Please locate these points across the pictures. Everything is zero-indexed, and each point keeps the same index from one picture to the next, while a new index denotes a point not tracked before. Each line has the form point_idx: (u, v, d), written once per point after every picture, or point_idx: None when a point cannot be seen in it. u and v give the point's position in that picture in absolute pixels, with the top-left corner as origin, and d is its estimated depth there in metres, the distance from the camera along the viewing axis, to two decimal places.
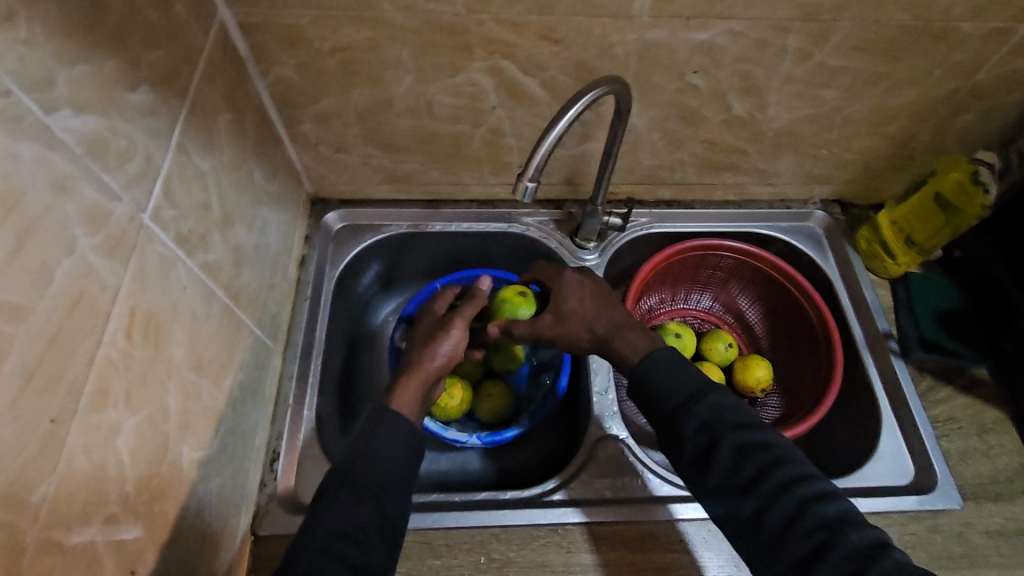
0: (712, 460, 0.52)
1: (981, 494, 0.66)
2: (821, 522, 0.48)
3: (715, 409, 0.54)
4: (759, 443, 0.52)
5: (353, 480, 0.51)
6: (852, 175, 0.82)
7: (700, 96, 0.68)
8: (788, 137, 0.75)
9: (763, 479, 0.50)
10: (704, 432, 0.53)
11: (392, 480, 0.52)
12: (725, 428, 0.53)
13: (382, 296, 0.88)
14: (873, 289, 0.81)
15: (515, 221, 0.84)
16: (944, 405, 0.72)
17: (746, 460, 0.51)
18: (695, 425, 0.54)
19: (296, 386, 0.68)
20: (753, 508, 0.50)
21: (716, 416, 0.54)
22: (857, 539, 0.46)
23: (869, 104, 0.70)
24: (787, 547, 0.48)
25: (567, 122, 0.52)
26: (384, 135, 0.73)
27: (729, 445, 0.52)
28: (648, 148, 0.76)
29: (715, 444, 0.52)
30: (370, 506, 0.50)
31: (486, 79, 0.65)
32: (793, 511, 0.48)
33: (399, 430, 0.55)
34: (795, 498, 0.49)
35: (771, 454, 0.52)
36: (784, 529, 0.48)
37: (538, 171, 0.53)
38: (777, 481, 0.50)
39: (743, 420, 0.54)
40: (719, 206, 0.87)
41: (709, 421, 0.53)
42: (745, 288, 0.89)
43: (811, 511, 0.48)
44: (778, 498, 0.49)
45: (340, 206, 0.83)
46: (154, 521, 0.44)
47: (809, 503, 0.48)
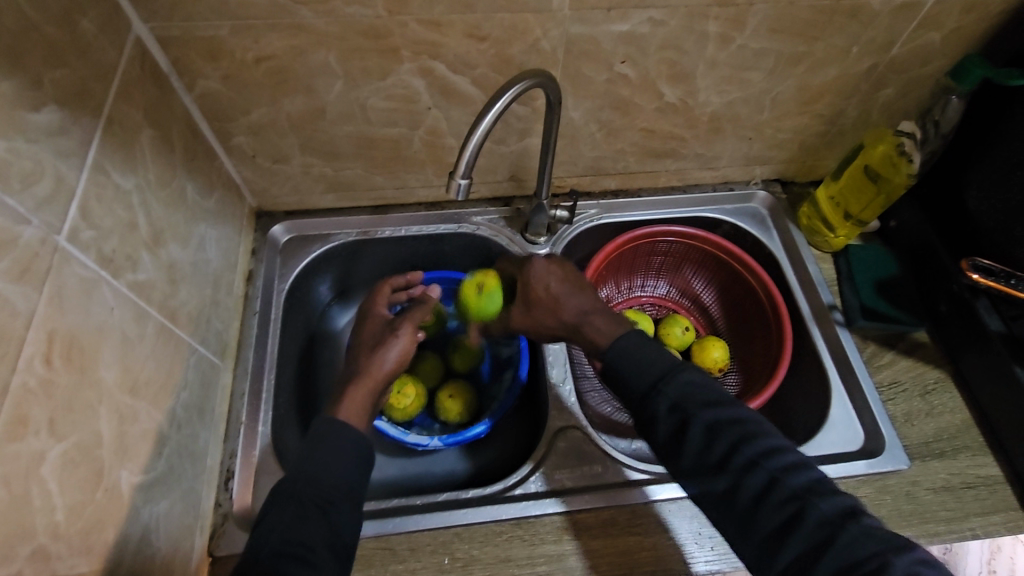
0: (685, 440, 0.54)
1: (926, 452, 0.69)
2: (790, 493, 0.49)
3: (685, 389, 0.56)
4: (729, 418, 0.54)
5: (303, 496, 0.51)
6: (788, 154, 0.85)
7: (631, 85, 0.69)
8: (721, 120, 0.77)
9: (733, 455, 0.52)
10: (677, 413, 0.55)
11: (341, 495, 0.52)
12: (696, 407, 0.54)
13: (338, 306, 0.87)
14: (816, 264, 0.83)
15: (465, 222, 0.85)
16: (888, 370, 0.75)
17: (717, 438, 0.53)
18: (667, 405, 0.55)
19: (248, 403, 0.67)
20: (727, 485, 0.51)
21: (686, 396, 0.55)
22: (825, 507, 0.48)
23: (794, 83, 0.72)
24: (761, 518, 0.49)
25: (493, 116, 0.52)
26: (322, 143, 0.72)
27: (699, 424, 0.53)
28: (587, 139, 0.77)
29: (687, 423, 0.54)
30: (321, 523, 0.50)
31: (417, 81, 0.65)
32: (764, 485, 0.50)
33: (346, 443, 0.55)
34: (765, 472, 0.50)
35: (741, 430, 0.53)
36: (758, 502, 0.50)
37: (469, 167, 0.53)
38: (746, 456, 0.51)
39: (713, 399, 0.55)
40: (665, 193, 0.89)
41: (681, 401, 0.55)
42: (697, 272, 0.91)
43: (781, 483, 0.50)
44: (749, 473, 0.51)
45: (286, 218, 0.82)
46: (91, 549, 0.43)
47: (778, 475, 0.50)
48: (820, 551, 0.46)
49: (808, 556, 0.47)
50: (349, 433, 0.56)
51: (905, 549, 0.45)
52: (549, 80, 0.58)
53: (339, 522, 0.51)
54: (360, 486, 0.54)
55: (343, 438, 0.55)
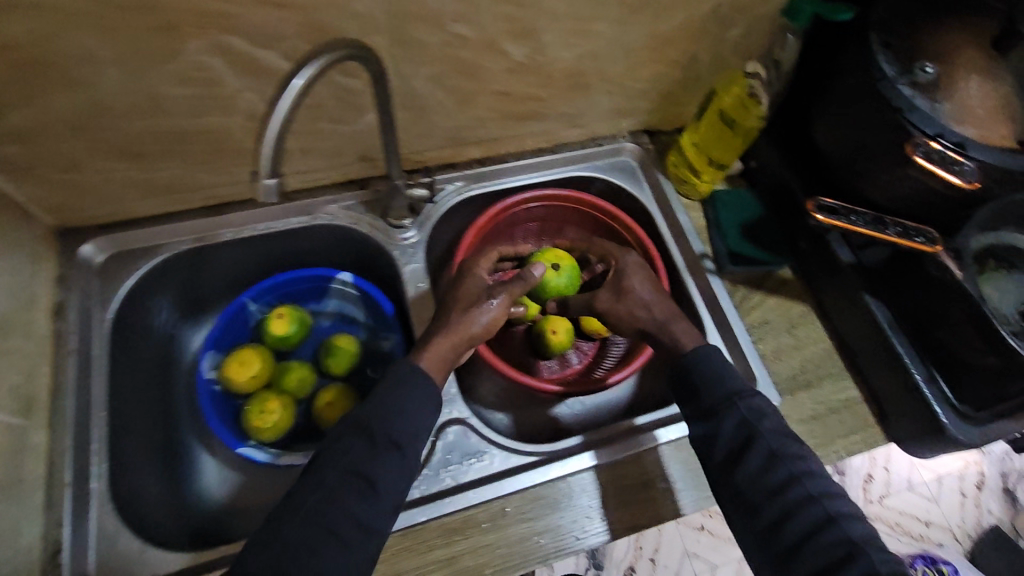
0: (746, 462, 0.57)
1: (794, 386, 0.72)
2: (843, 537, 0.52)
3: (757, 414, 0.59)
4: (794, 455, 0.57)
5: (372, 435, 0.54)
6: (652, 103, 0.82)
7: (471, 45, 0.62)
8: (576, 76, 0.72)
9: (790, 487, 0.55)
10: (741, 431, 0.58)
11: (405, 434, 0.54)
12: (765, 434, 0.58)
13: (187, 326, 0.77)
14: (686, 213, 0.83)
15: (318, 212, 0.76)
16: (758, 311, 0.77)
17: (778, 465, 0.56)
18: (734, 421, 0.59)
19: (74, 460, 0.59)
20: (774, 513, 0.54)
21: (755, 419, 0.59)
22: (878, 560, 0.50)
23: (643, 31, 0.68)
24: (802, 557, 0.52)
25: (294, 98, 0.46)
26: (119, 144, 0.61)
27: (763, 448, 0.57)
28: (438, 109, 0.70)
29: (750, 444, 0.57)
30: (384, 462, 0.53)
31: (215, 61, 0.55)
32: (812, 522, 0.53)
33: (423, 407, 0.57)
34: (822, 509, 0.53)
35: (804, 466, 0.56)
36: (802, 539, 0.52)
37: (273, 165, 0.46)
38: (802, 491, 0.54)
39: (780, 430, 0.59)
40: (533, 155, 0.85)
41: (750, 421, 0.59)
42: (577, 233, 0.88)
43: (835, 523, 0.53)
44: (802, 508, 0.54)
45: (98, 232, 0.69)
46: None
47: (833, 516, 0.53)
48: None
49: None
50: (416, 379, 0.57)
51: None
52: (364, 53, 0.51)
53: (398, 464, 0.53)
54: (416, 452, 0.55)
55: (412, 389, 0.57)
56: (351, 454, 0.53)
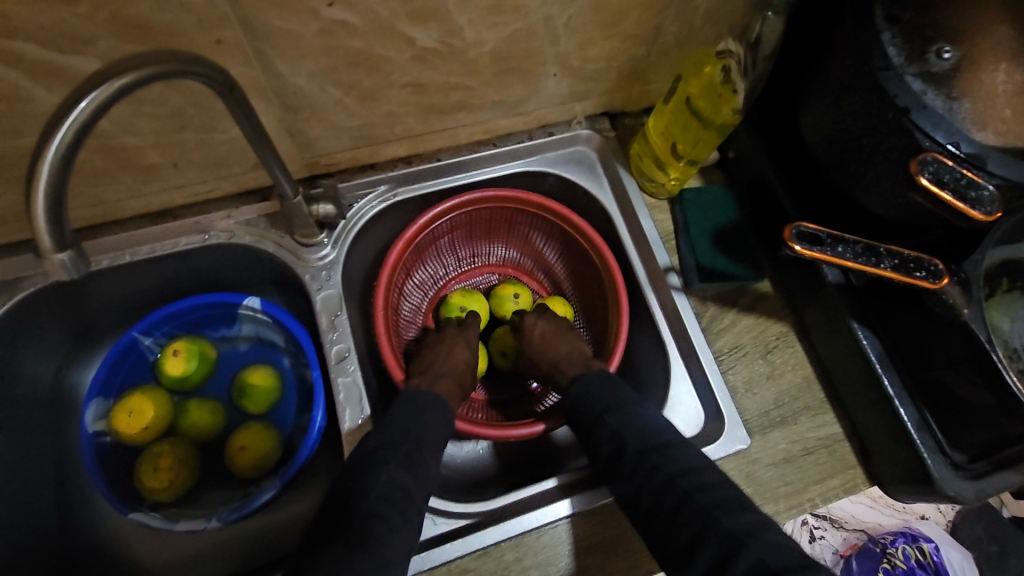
0: (619, 465, 0.51)
1: (767, 423, 0.63)
2: (702, 510, 0.45)
3: (627, 418, 0.53)
4: (658, 444, 0.50)
5: (405, 446, 0.51)
6: (608, 85, 0.69)
7: (359, 33, 0.49)
8: (507, 60, 0.59)
9: (655, 476, 0.48)
10: (614, 440, 0.52)
11: (430, 449, 0.52)
12: (633, 433, 0.51)
13: (76, 366, 0.68)
14: (650, 217, 0.71)
15: (211, 230, 0.64)
16: (728, 333, 0.67)
17: (647, 455, 0.49)
18: (607, 431, 0.53)
19: None
20: (647, 504, 0.48)
21: (626, 423, 0.53)
22: (729, 524, 0.43)
23: (587, 3, 0.54)
24: (675, 539, 0.45)
25: (71, 136, 0.34)
26: None
27: (632, 448, 0.51)
28: (336, 108, 0.57)
29: (620, 450, 0.51)
30: (412, 474, 0.49)
31: (5, 71, 0.42)
32: (675, 502, 0.46)
33: (430, 411, 0.56)
34: (680, 489, 0.47)
35: (671, 451, 0.50)
36: (671, 519, 0.46)
37: (59, 238, 0.35)
38: (666, 475, 0.48)
39: (656, 426, 0.52)
40: (471, 149, 0.72)
41: (620, 429, 0.52)
42: (530, 234, 0.77)
43: (692, 496, 0.46)
44: (665, 492, 0.47)
45: None
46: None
47: (693, 493, 0.46)
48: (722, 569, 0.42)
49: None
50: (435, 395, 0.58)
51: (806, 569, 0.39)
52: (202, 62, 0.39)
53: (424, 473, 0.51)
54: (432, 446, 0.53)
55: (431, 407, 0.56)
56: (392, 463, 0.49)
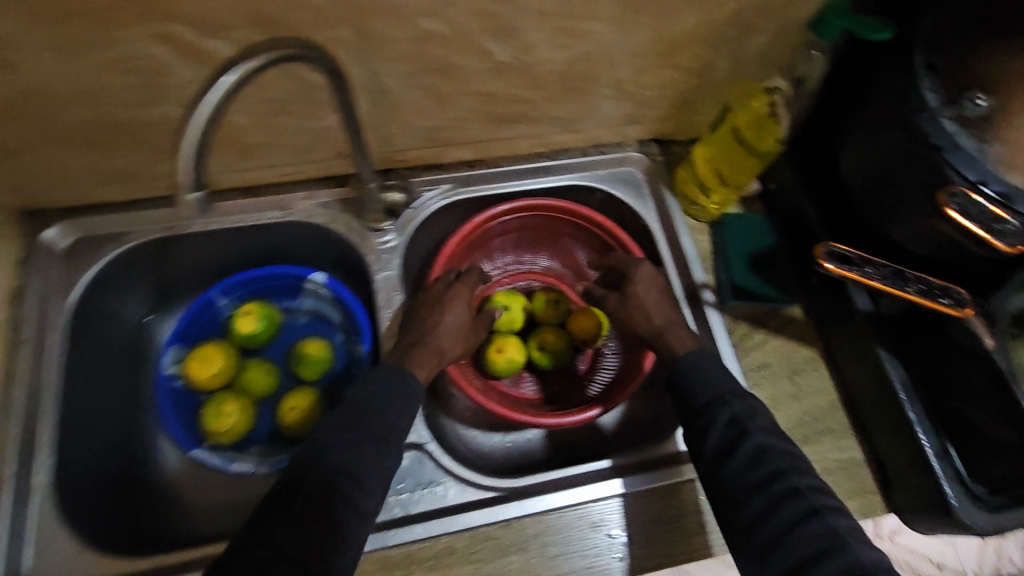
0: (730, 458, 0.52)
1: (790, 440, 0.66)
2: (828, 530, 0.47)
3: (748, 408, 0.55)
4: (780, 451, 0.52)
5: (368, 431, 0.52)
6: (661, 111, 0.75)
7: (445, 43, 0.56)
8: (572, 79, 0.65)
9: (776, 482, 0.50)
10: (733, 426, 0.54)
11: (393, 432, 0.53)
12: (755, 430, 0.53)
13: (158, 317, 0.75)
14: (690, 236, 0.76)
15: (293, 207, 0.72)
16: (757, 351, 0.70)
17: (767, 459, 0.52)
18: (726, 420, 0.54)
19: (19, 453, 0.58)
20: (757, 507, 0.50)
21: (748, 417, 0.54)
22: (858, 553, 0.46)
23: (648, 34, 0.60)
24: (775, 547, 0.48)
25: (223, 94, 0.41)
26: (68, 130, 0.56)
27: (752, 444, 0.52)
28: (414, 108, 0.63)
29: (740, 440, 0.53)
30: (373, 457, 0.51)
31: (157, 49, 0.50)
32: (798, 515, 0.49)
33: (400, 390, 0.56)
34: (806, 503, 0.49)
35: (791, 461, 0.52)
36: (782, 531, 0.48)
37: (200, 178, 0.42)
38: (791, 484, 0.50)
39: (772, 428, 0.54)
40: (529, 160, 0.78)
41: (740, 419, 0.54)
42: (574, 245, 0.82)
43: (821, 515, 0.48)
44: (786, 501, 0.49)
45: (64, 217, 0.67)
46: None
47: (818, 511, 0.49)
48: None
49: None
50: (412, 377, 0.57)
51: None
52: (317, 52, 0.46)
53: (385, 458, 0.52)
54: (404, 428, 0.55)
55: (401, 394, 0.56)
56: (348, 447, 0.51)
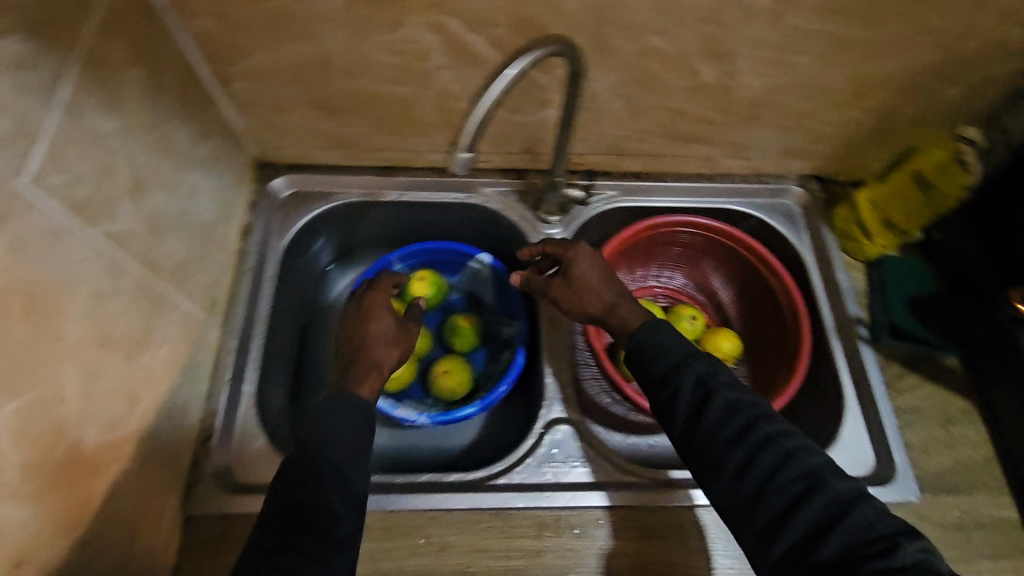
0: (704, 416, 0.51)
1: (940, 486, 0.65)
2: (804, 471, 0.47)
3: (708, 366, 0.54)
4: (747, 402, 0.51)
5: (323, 459, 0.50)
6: (831, 150, 0.77)
7: (663, 59, 0.62)
8: (761, 107, 0.69)
9: (749, 433, 0.50)
10: (700, 388, 0.52)
11: (350, 459, 0.51)
12: (719, 387, 0.52)
13: (338, 268, 0.83)
14: (846, 271, 0.77)
15: (474, 191, 0.79)
16: (909, 394, 0.70)
17: (737, 414, 0.50)
18: (691, 382, 0.52)
19: (235, 363, 0.66)
20: (738, 462, 0.49)
21: (713, 373, 0.53)
22: (837, 487, 0.46)
23: (849, 71, 0.64)
24: (766, 501, 0.47)
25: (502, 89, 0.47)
26: (325, 96, 0.66)
27: (720, 400, 0.51)
28: (611, 115, 0.70)
29: (708, 400, 0.51)
30: (336, 490, 0.49)
31: (427, 36, 0.58)
32: (777, 462, 0.48)
33: (349, 414, 0.53)
34: (781, 448, 0.48)
35: (759, 412, 0.51)
36: (764, 484, 0.47)
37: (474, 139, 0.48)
38: (762, 434, 0.49)
39: (735, 381, 0.53)
40: (691, 179, 0.82)
41: (705, 377, 0.52)
42: (716, 266, 0.85)
43: (795, 459, 0.48)
44: (762, 452, 0.49)
45: (288, 171, 0.77)
46: (10, 539, 0.38)
47: (793, 453, 0.48)
48: (825, 533, 0.44)
49: (809, 540, 0.44)
50: (352, 399, 0.55)
51: (916, 535, 0.43)
52: (572, 48, 0.50)
53: (352, 491, 0.50)
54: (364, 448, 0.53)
55: (349, 416, 0.53)
56: (306, 486, 0.49)
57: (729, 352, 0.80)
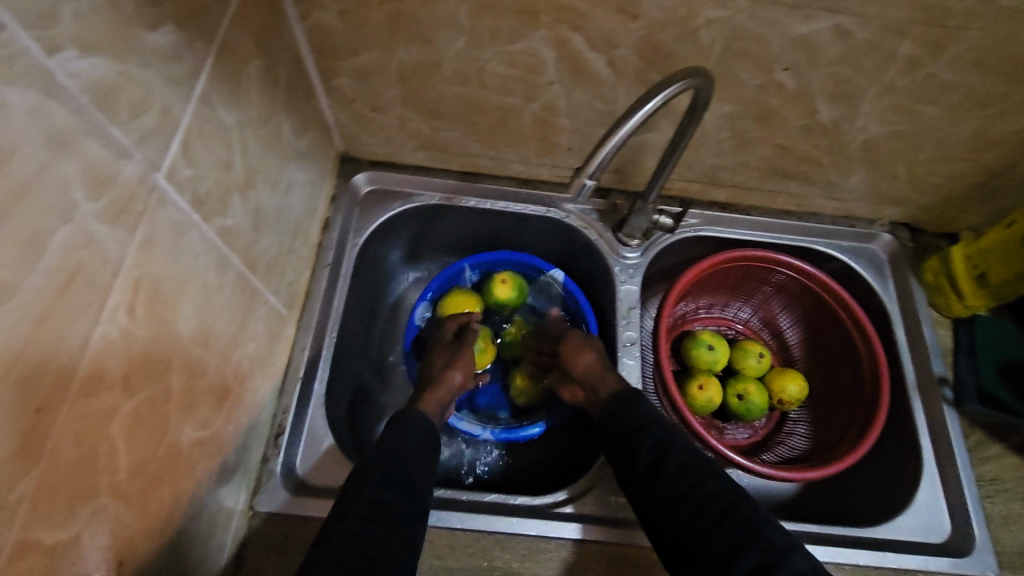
0: (659, 475, 0.52)
1: (1018, 564, 0.63)
2: (748, 527, 0.48)
3: (667, 431, 0.56)
4: (698, 459, 0.53)
5: (398, 465, 0.51)
6: (930, 201, 0.75)
7: (783, 95, 0.59)
8: (870, 152, 0.67)
9: (700, 490, 0.50)
10: (656, 448, 0.54)
11: (418, 470, 0.52)
12: (676, 449, 0.54)
13: (405, 267, 0.81)
14: (932, 327, 0.74)
15: (555, 206, 0.76)
16: (991, 463, 0.68)
17: (688, 472, 0.52)
18: (647, 441, 0.54)
19: (308, 360, 0.65)
20: (688, 519, 0.50)
21: (669, 437, 0.55)
22: (778, 543, 0.46)
23: (974, 125, 0.61)
24: (714, 556, 0.47)
25: (639, 120, 0.46)
26: (427, 100, 0.65)
27: (674, 460, 0.53)
28: (713, 145, 0.68)
29: (662, 460, 0.53)
30: (406, 494, 0.49)
31: (547, 50, 0.57)
32: (722, 518, 0.48)
33: (414, 427, 0.56)
34: (727, 505, 0.49)
35: (708, 470, 0.52)
36: (712, 540, 0.48)
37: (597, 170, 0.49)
38: (710, 492, 0.50)
39: (693, 445, 0.55)
40: (778, 215, 0.80)
41: (661, 439, 0.54)
42: (789, 307, 0.82)
43: (739, 515, 0.48)
44: (710, 509, 0.49)
45: (370, 167, 0.76)
46: (114, 537, 0.37)
47: (739, 511, 0.49)
48: None
49: None
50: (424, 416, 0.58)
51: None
52: (707, 83, 0.49)
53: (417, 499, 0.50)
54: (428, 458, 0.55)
55: (419, 432, 0.56)
56: (378, 483, 0.49)
57: (795, 396, 0.77)
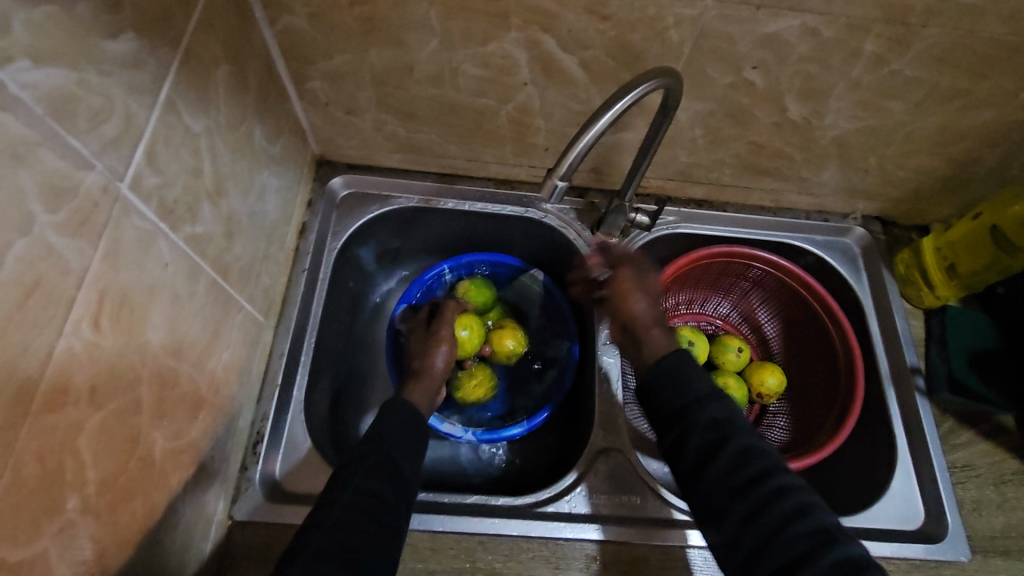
0: (715, 462, 0.50)
1: (990, 548, 0.64)
2: (814, 530, 0.46)
3: (726, 412, 0.53)
4: (759, 449, 0.51)
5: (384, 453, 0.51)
6: (901, 195, 0.76)
7: (753, 94, 0.60)
8: (841, 147, 0.68)
9: (763, 482, 0.49)
10: (715, 430, 0.51)
11: (400, 454, 0.52)
12: (735, 432, 0.51)
13: (384, 270, 0.81)
14: (905, 318, 0.76)
15: (533, 206, 0.76)
16: (963, 450, 0.69)
17: (750, 460, 0.50)
18: (704, 422, 0.52)
19: (286, 366, 0.64)
20: (744, 512, 0.48)
21: (726, 417, 0.52)
22: (849, 550, 0.45)
23: (939, 121, 0.63)
24: (772, 555, 0.46)
25: (610, 121, 0.47)
26: (401, 102, 0.64)
27: (734, 445, 0.50)
28: (687, 143, 0.68)
29: (720, 443, 0.51)
30: (389, 480, 0.49)
31: (519, 52, 0.57)
32: (788, 516, 0.47)
33: (399, 413, 0.55)
34: (791, 503, 0.47)
35: (770, 461, 0.50)
36: (772, 539, 0.46)
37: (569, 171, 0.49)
38: (774, 487, 0.48)
39: (749, 426, 0.53)
40: (754, 211, 0.81)
41: (719, 420, 0.52)
42: (768, 301, 0.83)
43: (806, 515, 0.47)
44: (775, 502, 0.48)
45: (347, 171, 0.76)
46: (82, 552, 0.37)
47: (804, 512, 0.47)
48: None
49: None
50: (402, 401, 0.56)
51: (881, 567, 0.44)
52: (676, 83, 0.49)
53: (401, 482, 0.50)
54: (414, 443, 0.54)
55: (403, 416, 0.55)
56: (358, 476, 0.48)
57: (774, 389, 0.78)
